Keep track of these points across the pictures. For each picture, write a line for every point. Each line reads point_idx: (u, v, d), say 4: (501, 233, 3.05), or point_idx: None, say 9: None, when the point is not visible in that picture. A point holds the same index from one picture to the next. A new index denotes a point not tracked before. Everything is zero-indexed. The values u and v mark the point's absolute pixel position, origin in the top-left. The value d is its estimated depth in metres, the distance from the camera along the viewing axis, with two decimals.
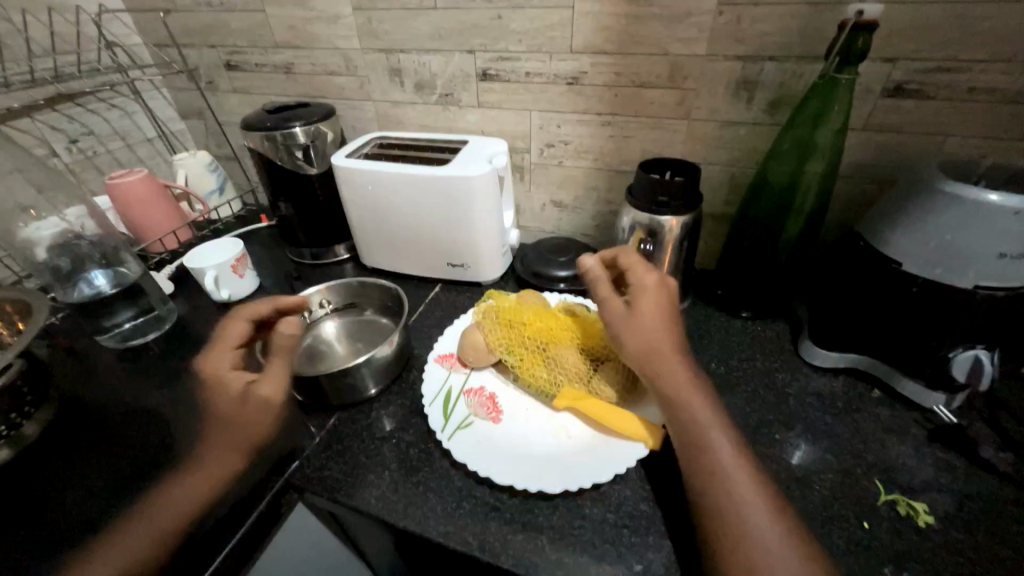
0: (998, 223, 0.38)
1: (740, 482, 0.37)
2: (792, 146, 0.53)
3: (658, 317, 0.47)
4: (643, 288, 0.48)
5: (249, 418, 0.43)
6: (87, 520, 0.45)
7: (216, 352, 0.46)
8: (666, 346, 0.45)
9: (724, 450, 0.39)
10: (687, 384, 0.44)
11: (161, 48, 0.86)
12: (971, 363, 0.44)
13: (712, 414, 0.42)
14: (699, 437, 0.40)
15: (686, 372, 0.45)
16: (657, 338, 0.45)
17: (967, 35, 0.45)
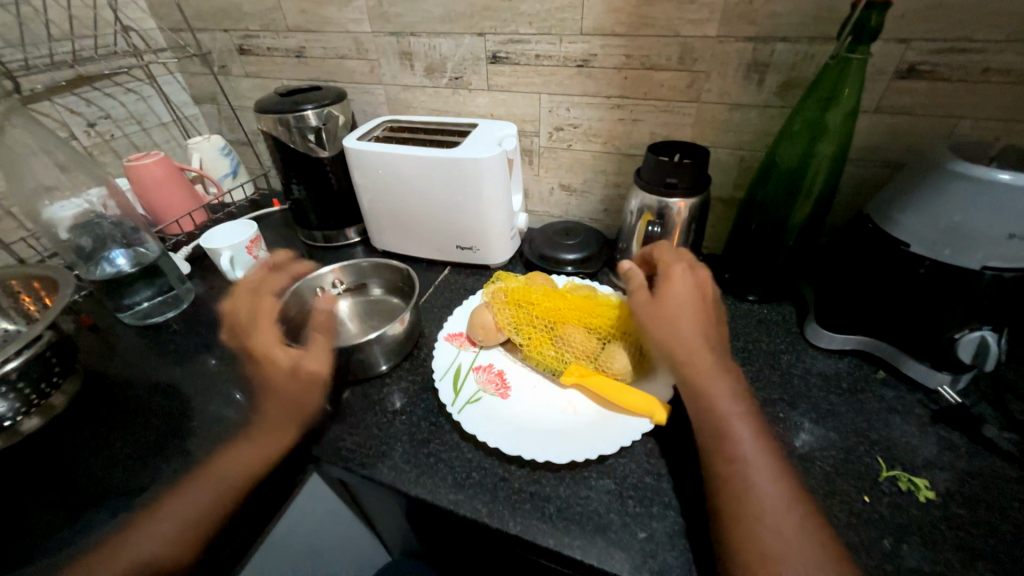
0: (1010, 202, 0.38)
1: (754, 464, 0.38)
2: (803, 127, 0.53)
3: (682, 307, 0.49)
4: (670, 282, 0.51)
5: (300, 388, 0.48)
6: (115, 485, 0.47)
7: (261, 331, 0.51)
8: (691, 332, 0.47)
9: (740, 434, 0.40)
10: (709, 368, 0.45)
11: (175, 32, 0.87)
12: (978, 343, 0.44)
13: (734, 401, 0.43)
14: (717, 422, 0.41)
15: (710, 359, 0.46)
16: (680, 324, 0.48)
17: (983, 14, 0.45)
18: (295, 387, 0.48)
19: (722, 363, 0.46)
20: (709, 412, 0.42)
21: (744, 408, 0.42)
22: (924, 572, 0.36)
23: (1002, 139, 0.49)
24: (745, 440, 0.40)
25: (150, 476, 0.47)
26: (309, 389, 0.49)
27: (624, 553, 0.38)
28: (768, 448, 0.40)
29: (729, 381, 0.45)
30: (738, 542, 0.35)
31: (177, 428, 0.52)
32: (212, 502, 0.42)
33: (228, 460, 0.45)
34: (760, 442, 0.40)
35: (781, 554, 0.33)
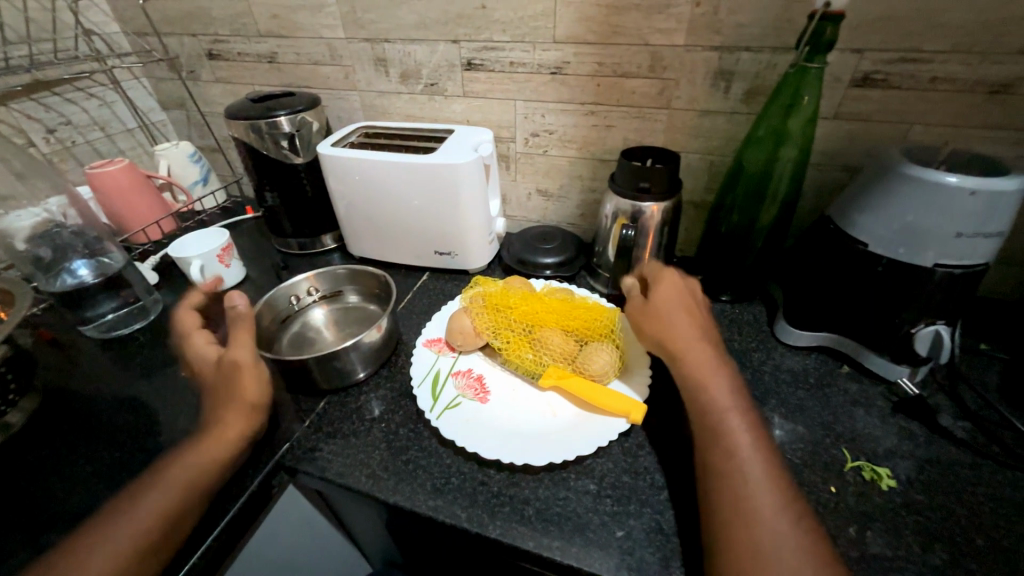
0: (957, 204, 0.41)
1: (747, 455, 0.39)
2: (768, 133, 0.55)
3: (677, 307, 0.51)
4: (663, 284, 0.53)
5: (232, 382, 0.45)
6: (78, 504, 0.45)
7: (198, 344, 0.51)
8: (689, 331, 0.48)
9: (735, 426, 0.41)
10: (708, 364, 0.46)
11: (141, 36, 0.85)
12: (933, 337, 0.47)
13: (734, 395, 0.44)
14: (714, 416, 0.42)
15: (710, 354, 0.47)
16: (678, 324, 0.49)
17: (928, 27, 0.47)
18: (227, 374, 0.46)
19: (721, 359, 0.47)
20: (707, 405, 0.43)
21: (743, 403, 0.43)
22: (886, 557, 0.38)
23: (949, 143, 0.52)
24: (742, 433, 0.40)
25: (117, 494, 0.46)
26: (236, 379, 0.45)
27: (602, 551, 0.38)
28: (763, 440, 0.41)
29: (729, 376, 0.45)
30: (728, 534, 0.35)
31: (143, 444, 0.51)
32: (167, 505, 0.39)
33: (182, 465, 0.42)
34: (755, 436, 0.41)
35: (772, 544, 0.34)
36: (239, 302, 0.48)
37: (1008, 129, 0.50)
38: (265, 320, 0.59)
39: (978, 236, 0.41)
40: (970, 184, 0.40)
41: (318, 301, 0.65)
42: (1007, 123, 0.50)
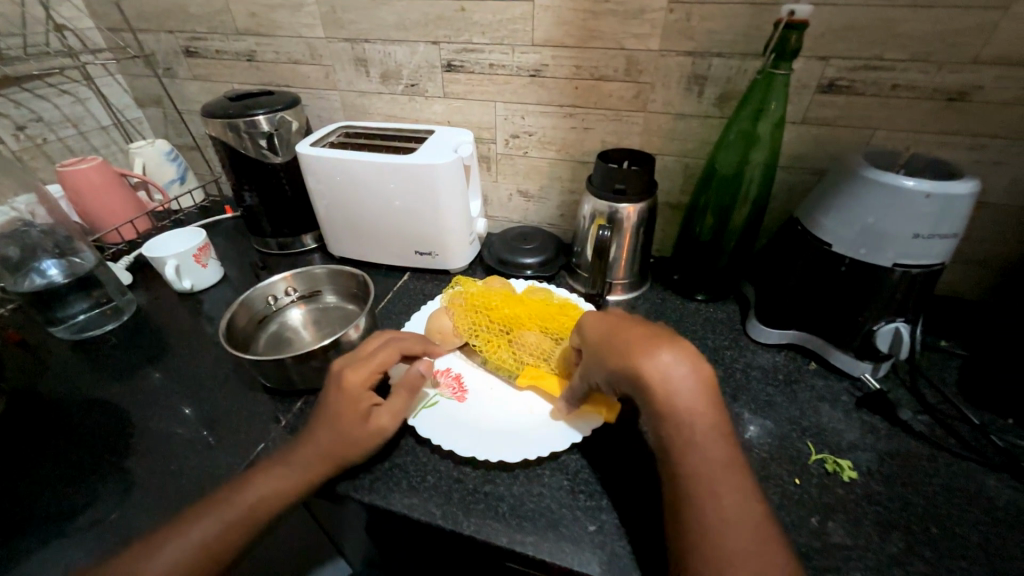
0: (915, 206, 0.42)
1: (711, 489, 0.35)
2: (738, 137, 0.57)
3: (607, 335, 0.42)
4: (584, 329, 0.45)
5: (358, 440, 0.42)
6: (47, 508, 0.45)
7: (360, 363, 0.44)
8: (622, 351, 0.39)
9: (698, 457, 0.36)
10: (678, 391, 0.36)
11: (115, 32, 0.83)
12: (893, 334, 0.49)
13: (699, 413, 0.36)
14: (678, 446, 0.36)
15: (665, 372, 0.36)
16: (611, 352, 0.40)
17: (889, 37, 0.49)
18: (366, 442, 0.43)
19: (667, 355, 0.37)
20: (668, 437, 0.36)
21: (709, 421, 0.36)
22: (848, 546, 0.39)
23: (910, 148, 0.54)
24: (709, 467, 0.35)
25: (89, 496, 0.46)
26: (356, 436, 0.42)
27: (575, 546, 0.39)
28: (735, 466, 0.36)
29: (690, 377, 0.36)
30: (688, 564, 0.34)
31: (115, 446, 0.50)
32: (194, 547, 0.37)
33: (255, 486, 0.40)
34: (724, 462, 0.36)
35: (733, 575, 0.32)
36: (422, 367, 0.48)
37: (963, 135, 0.53)
38: (240, 320, 0.58)
39: (934, 237, 0.43)
40: (926, 187, 0.42)
41: (296, 301, 0.65)
42: (964, 129, 0.52)
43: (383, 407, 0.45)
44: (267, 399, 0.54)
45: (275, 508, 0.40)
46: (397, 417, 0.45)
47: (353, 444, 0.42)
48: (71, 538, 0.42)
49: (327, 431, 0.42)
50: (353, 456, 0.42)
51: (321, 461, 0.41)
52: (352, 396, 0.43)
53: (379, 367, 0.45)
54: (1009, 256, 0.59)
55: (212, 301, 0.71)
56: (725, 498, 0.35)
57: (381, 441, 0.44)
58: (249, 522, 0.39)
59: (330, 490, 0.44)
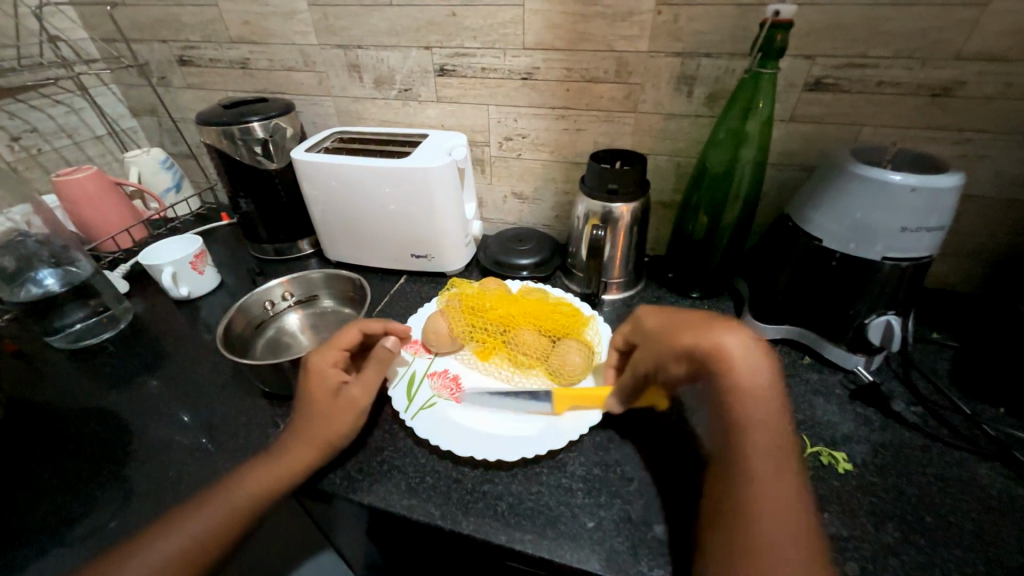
0: (901, 200, 0.43)
1: (760, 487, 0.34)
2: (728, 135, 0.57)
3: (671, 322, 0.45)
4: (639, 320, 0.48)
5: (333, 415, 0.44)
6: (46, 517, 0.45)
7: (323, 346, 0.47)
8: (689, 335, 0.41)
9: (754, 450, 0.35)
10: (748, 375, 0.37)
11: (109, 42, 0.84)
12: (884, 327, 0.49)
13: (762, 397, 0.36)
14: (737, 431, 0.36)
15: (740, 355, 0.38)
16: (674, 337, 0.42)
17: (873, 35, 0.50)
18: (338, 416, 0.44)
19: (738, 339, 0.39)
20: (732, 421, 0.36)
21: (769, 409, 0.36)
22: (843, 537, 0.39)
23: (897, 143, 0.55)
24: (763, 463, 0.35)
25: (88, 505, 0.46)
26: (329, 411, 0.44)
27: (574, 543, 0.39)
28: (790, 466, 0.35)
29: (756, 358, 0.38)
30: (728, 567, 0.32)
31: (114, 454, 0.50)
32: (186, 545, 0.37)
33: (247, 478, 0.41)
34: (778, 460, 0.35)
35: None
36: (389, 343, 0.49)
37: (949, 129, 0.53)
38: (238, 326, 0.58)
39: (920, 231, 0.44)
40: (912, 181, 0.42)
41: (293, 306, 0.65)
42: (950, 124, 0.53)
43: (353, 383, 0.47)
44: (265, 404, 0.54)
45: (270, 498, 0.41)
46: (368, 389, 0.47)
47: (326, 419, 0.44)
48: (72, 546, 0.42)
49: (302, 411, 0.45)
50: (331, 431, 0.44)
51: (303, 441, 0.43)
52: (319, 376, 0.45)
53: (342, 347, 0.48)
54: (997, 248, 0.60)
55: (209, 308, 0.71)
56: (774, 499, 0.33)
57: (357, 416, 0.46)
58: (245, 512, 0.39)
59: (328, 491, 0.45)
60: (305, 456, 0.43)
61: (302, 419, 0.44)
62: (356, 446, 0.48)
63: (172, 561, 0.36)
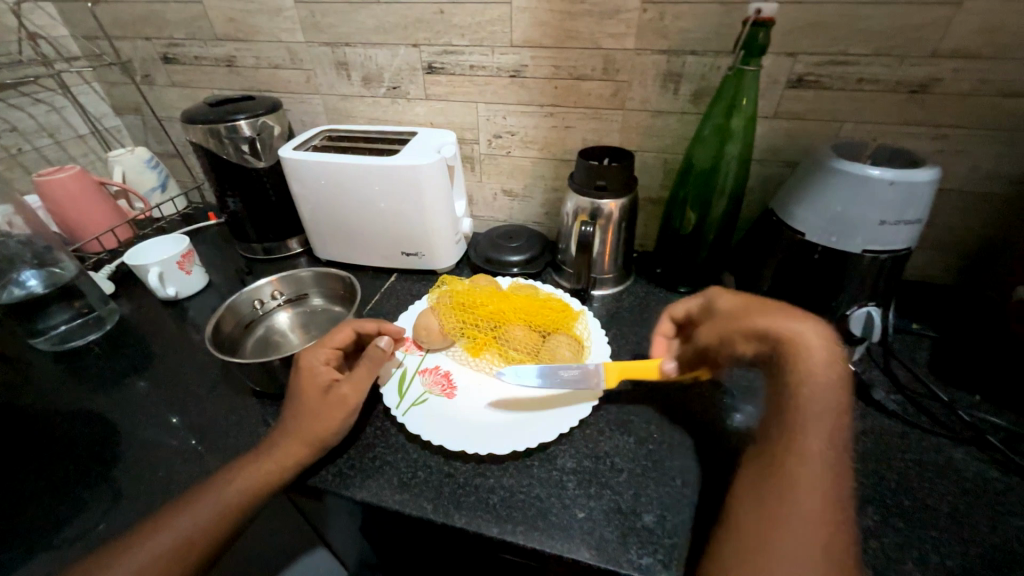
0: (880, 194, 0.44)
1: (803, 462, 0.35)
2: (713, 132, 0.58)
3: (745, 306, 0.45)
4: (712, 300, 0.49)
5: (322, 412, 0.44)
6: (34, 520, 0.44)
7: (316, 344, 0.48)
8: (768, 317, 0.42)
9: (809, 428, 0.36)
10: (820, 367, 0.38)
11: (90, 39, 0.82)
12: (866, 318, 0.50)
13: (826, 387, 0.37)
14: (792, 411, 0.37)
15: (816, 348, 0.39)
16: (748, 316, 0.44)
17: (852, 33, 0.52)
18: (326, 413, 0.44)
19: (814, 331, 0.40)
20: (787, 401, 0.38)
21: (833, 400, 0.37)
22: None
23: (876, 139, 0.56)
24: (816, 442, 0.36)
25: (76, 506, 0.45)
26: (318, 407, 0.44)
27: (564, 534, 0.40)
28: (843, 454, 0.36)
29: (829, 353, 0.39)
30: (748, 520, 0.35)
31: (102, 456, 0.50)
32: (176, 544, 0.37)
33: (237, 475, 0.41)
34: (831, 445, 0.36)
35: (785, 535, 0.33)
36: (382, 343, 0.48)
37: (926, 125, 0.55)
38: (227, 325, 0.58)
39: (898, 224, 0.45)
40: (890, 175, 0.44)
41: (283, 305, 0.65)
42: (927, 120, 0.55)
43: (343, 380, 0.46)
44: (255, 403, 0.54)
45: (258, 496, 0.40)
46: (358, 388, 0.46)
47: (314, 415, 0.44)
48: (61, 549, 0.42)
49: (293, 407, 0.45)
50: (319, 428, 0.44)
51: (293, 438, 0.43)
52: (310, 373, 0.46)
53: (334, 345, 0.48)
54: (974, 241, 0.61)
55: (198, 308, 0.70)
56: (813, 474, 0.34)
57: (347, 414, 0.45)
58: (232, 511, 0.39)
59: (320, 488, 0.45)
60: (296, 453, 0.43)
61: (293, 416, 0.44)
62: (350, 444, 0.48)
63: (161, 559, 0.36)
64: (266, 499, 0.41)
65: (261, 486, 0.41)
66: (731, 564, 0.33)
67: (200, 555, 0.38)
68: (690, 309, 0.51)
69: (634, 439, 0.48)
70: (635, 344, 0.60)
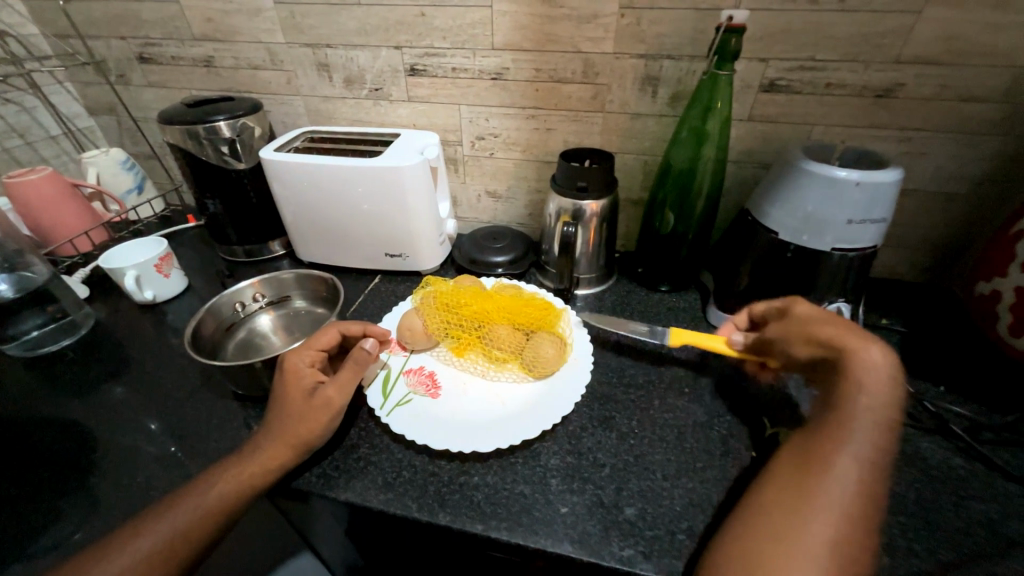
0: (847, 194, 0.46)
1: (843, 470, 0.35)
2: (689, 134, 0.60)
3: (822, 317, 0.45)
4: (788, 305, 0.49)
5: (310, 415, 0.44)
6: (5, 530, 0.43)
7: (301, 347, 0.48)
8: (836, 331, 0.42)
9: (856, 440, 0.36)
10: (876, 390, 0.38)
11: (62, 38, 0.80)
12: (836, 314, 0.52)
13: (881, 407, 0.38)
14: (839, 423, 0.38)
15: (876, 371, 0.39)
16: (819, 325, 0.44)
17: (820, 40, 0.54)
18: (311, 416, 0.44)
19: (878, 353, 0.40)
20: (835, 412, 0.38)
21: (886, 420, 0.37)
22: None
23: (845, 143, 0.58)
24: (855, 460, 0.36)
25: (51, 515, 0.44)
26: (303, 411, 0.44)
27: (547, 528, 0.41)
28: (885, 476, 0.35)
29: (891, 376, 0.39)
30: (772, 516, 0.35)
31: (78, 463, 0.49)
32: (156, 548, 0.37)
33: (220, 478, 0.41)
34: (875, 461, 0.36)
35: (809, 534, 0.33)
36: (369, 344, 0.49)
37: (891, 129, 0.57)
38: (207, 328, 0.57)
39: (865, 223, 0.47)
40: (856, 175, 0.45)
41: (265, 307, 0.65)
42: (891, 124, 0.57)
43: (329, 383, 0.46)
44: (237, 406, 0.53)
45: (241, 499, 0.40)
46: (345, 390, 0.46)
47: (299, 419, 0.44)
48: (35, 559, 0.41)
49: (278, 410, 0.45)
50: (306, 432, 0.43)
51: (280, 440, 0.43)
52: (294, 376, 0.46)
53: (320, 347, 0.48)
54: (937, 239, 0.64)
55: (177, 312, 0.69)
56: (852, 483, 0.35)
57: (334, 416, 0.45)
58: (213, 516, 0.39)
59: (303, 490, 0.44)
60: (282, 454, 0.42)
61: (281, 419, 0.44)
62: (334, 446, 0.48)
63: (139, 565, 0.36)
64: (249, 503, 0.41)
65: (244, 489, 0.40)
66: (746, 553, 0.34)
67: (180, 560, 0.37)
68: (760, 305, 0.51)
69: (616, 435, 0.49)
70: (617, 342, 0.61)
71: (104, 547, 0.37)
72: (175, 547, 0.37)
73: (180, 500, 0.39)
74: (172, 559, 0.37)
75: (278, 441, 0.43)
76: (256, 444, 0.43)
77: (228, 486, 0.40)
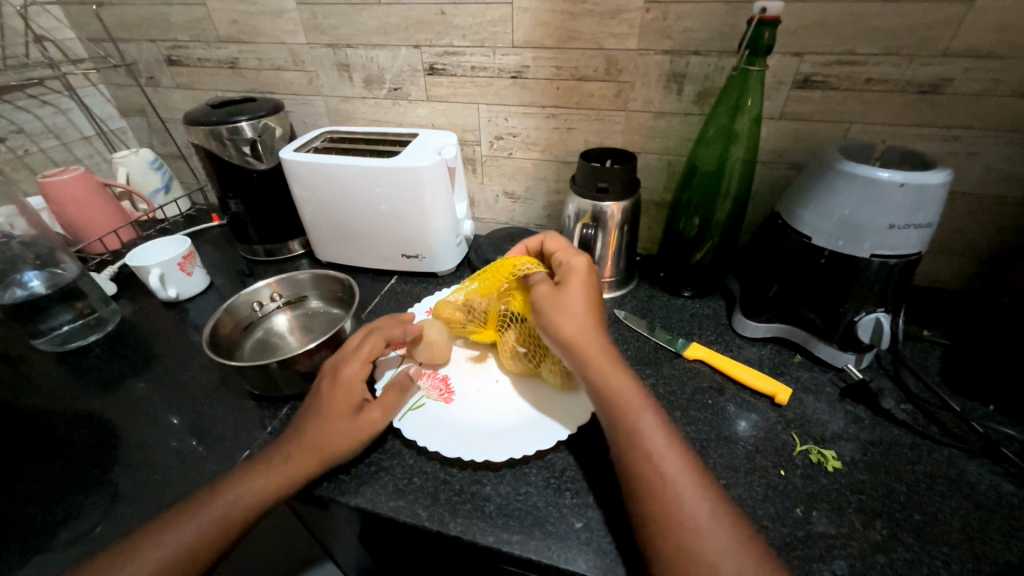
0: (888, 198, 0.43)
1: (678, 480, 0.36)
2: (717, 134, 0.57)
3: (569, 300, 0.48)
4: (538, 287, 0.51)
5: (348, 430, 0.43)
6: (27, 524, 0.44)
7: (352, 359, 0.47)
8: (587, 329, 0.46)
9: (653, 433, 0.39)
10: (624, 376, 0.44)
11: (96, 42, 0.83)
12: (874, 325, 0.49)
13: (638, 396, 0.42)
14: (627, 424, 0.40)
15: (609, 356, 0.45)
16: (575, 316, 0.47)
17: (860, 32, 0.50)
18: (352, 435, 0.44)
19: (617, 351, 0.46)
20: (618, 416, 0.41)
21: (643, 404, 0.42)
22: (831, 535, 0.39)
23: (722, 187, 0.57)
24: (671, 460, 0.38)
25: (74, 508, 0.45)
26: (342, 425, 0.43)
27: (561, 543, 0.39)
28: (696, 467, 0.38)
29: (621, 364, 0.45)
30: (657, 550, 0.34)
31: (99, 458, 0.50)
32: (175, 549, 0.37)
33: (242, 484, 0.40)
34: (677, 448, 0.39)
35: (701, 551, 0.33)
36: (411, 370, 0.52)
37: (937, 126, 0.53)
38: (225, 327, 0.58)
39: (909, 228, 0.44)
40: (899, 177, 0.42)
41: (282, 307, 0.65)
42: (937, 121, 0.53)
43: (374, 402, 0.46)
44: (253, 406, 0.54)
45: (259, 509, 0.40)
46: (388, 411, 0.46)
47: (339, 437, 0.43)
48: (54, 552, 0.42)
49: (319, 416, 0.44)
50: (339, 448, 0.43)
51: (309, 451, 0.42)
52: (348, 385, 0.45)
53: (370, 359, 0.47)
54: (986, 244, 0.60)
55: (198, 310, 0.70)
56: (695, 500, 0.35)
57: (370, 437, 0.45)
58: (232, 525, 0.39)
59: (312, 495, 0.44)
60: (306, 465, 0.42)
61: (315, 428, 0.43)
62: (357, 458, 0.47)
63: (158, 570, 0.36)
64: (267, 512, 0.40)
65: (262, 498, 0.40)
66: None
67: (197, 567, 0.37)
68: (552, 254, 0.56)
69: None
70: (637, 350, 0.59)
71: (122, 544, 0.37)
72: (193, 552, 0.37)
73: (200, 504, 0.39)
74: (189, 564, 0.37)
75: (307, 450, 0.42)
76: (285, 448, 0.43)
77: (246, 493, 0.40)
